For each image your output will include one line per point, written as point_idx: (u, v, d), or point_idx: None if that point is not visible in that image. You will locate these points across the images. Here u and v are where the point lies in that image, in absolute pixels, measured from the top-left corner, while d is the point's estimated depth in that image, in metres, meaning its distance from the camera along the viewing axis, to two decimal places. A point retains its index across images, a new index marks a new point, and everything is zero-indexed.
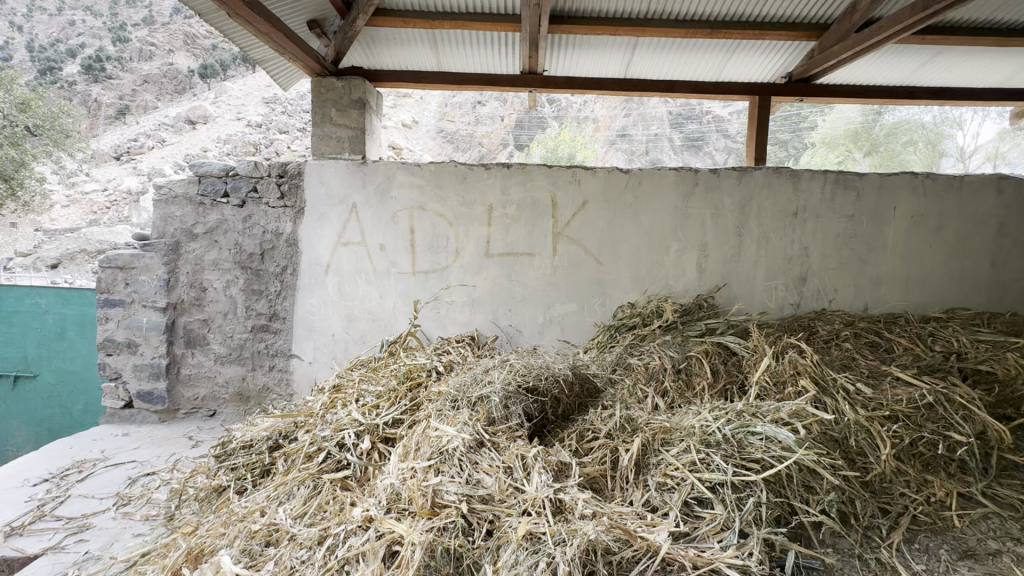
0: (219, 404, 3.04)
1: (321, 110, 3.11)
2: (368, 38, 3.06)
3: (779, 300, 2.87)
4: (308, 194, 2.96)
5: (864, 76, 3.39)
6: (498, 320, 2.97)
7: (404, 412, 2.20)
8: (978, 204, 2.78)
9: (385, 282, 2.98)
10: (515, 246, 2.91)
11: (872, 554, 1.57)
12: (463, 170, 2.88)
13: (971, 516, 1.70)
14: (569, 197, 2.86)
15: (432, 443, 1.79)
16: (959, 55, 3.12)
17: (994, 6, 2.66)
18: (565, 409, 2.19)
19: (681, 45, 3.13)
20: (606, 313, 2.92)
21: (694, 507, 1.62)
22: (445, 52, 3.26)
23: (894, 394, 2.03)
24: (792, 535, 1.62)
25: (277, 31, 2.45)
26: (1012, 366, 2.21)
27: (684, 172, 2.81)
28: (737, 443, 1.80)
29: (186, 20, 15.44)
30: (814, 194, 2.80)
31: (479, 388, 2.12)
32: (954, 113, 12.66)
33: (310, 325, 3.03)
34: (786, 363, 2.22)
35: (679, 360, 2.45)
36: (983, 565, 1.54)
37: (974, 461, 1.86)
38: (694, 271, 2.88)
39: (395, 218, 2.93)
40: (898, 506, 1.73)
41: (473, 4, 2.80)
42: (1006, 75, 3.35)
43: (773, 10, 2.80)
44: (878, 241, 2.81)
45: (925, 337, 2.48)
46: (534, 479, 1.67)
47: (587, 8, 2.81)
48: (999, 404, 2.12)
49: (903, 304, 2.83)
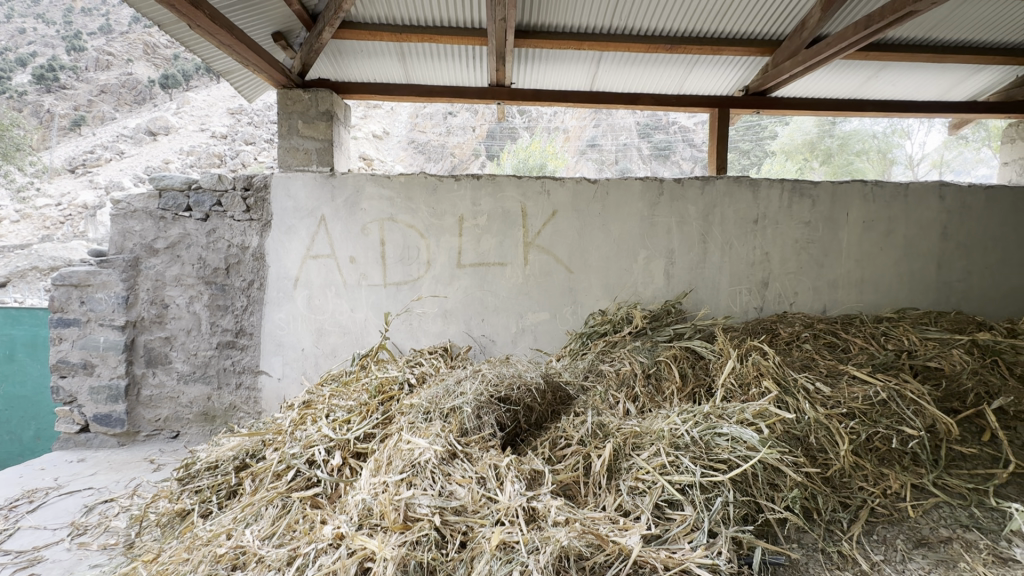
0: (183, 425, 2.95)
1: (287, 121, 3.07)
2: (335, 51, 3.05)
3: (743, 304, 2.97)
4: (275, 206, 2.91)
5: (815, 90, 3.55)
6: (471, 331, 2.97)
7: (376, 426, 2.17)
8: (923, 210, 2.94)
9: (355, 294, 2.95)
10: (486, 256, 2.93)
11: (835, 547, 1.64)
12: (433, 182, 2.88)
13: (924, 506, 1.78)
14: (539, 207, 2.90)
15: (404, 456, 1.78)
16: (901, 71, 3.32)
17: (928, 24, 2.86)
18: (538, 417, 2.20)
19: (643, 59, 3.23)
20: (578, 321, 2.96)
21: (664, 510, 1.65)
22: (413, 64, 3.27)
23: (851, 392, 2.12)
24: (759, 532, 1.67)
25: (240, 44, 2.43)
26: (957, 362, 2.33)
27: (649, 182, 2.90)
28: (705, 445, 1.85)
29: (146, 29, 14.99)
30: (773, 202, 2.92)
31: (452, 399, 2.11)
32: (901, 123, 13.31)
33: (278, 340, 2.96)
34: (750, 365, 2.29)
35: (649, 365, 2.50)
36: (936, 552, 1.61)
37: (925, 454, 1.95)
38: (662, 277, 2.96)
39: (365, 229, 2.91)
40: (857, 499, 1.80)
41: (440, 18, 2.84)
42: (944, 88, 3.55)
43: (728, 27, 2.94)
44: (834, 246, 2.95)
45: (878, 336, 2.60)
46: (507, 488, 1.67)
47: (552, 23, 2.89)
48: (947, 398, 2.21)
49: (859, 305, 2.97)
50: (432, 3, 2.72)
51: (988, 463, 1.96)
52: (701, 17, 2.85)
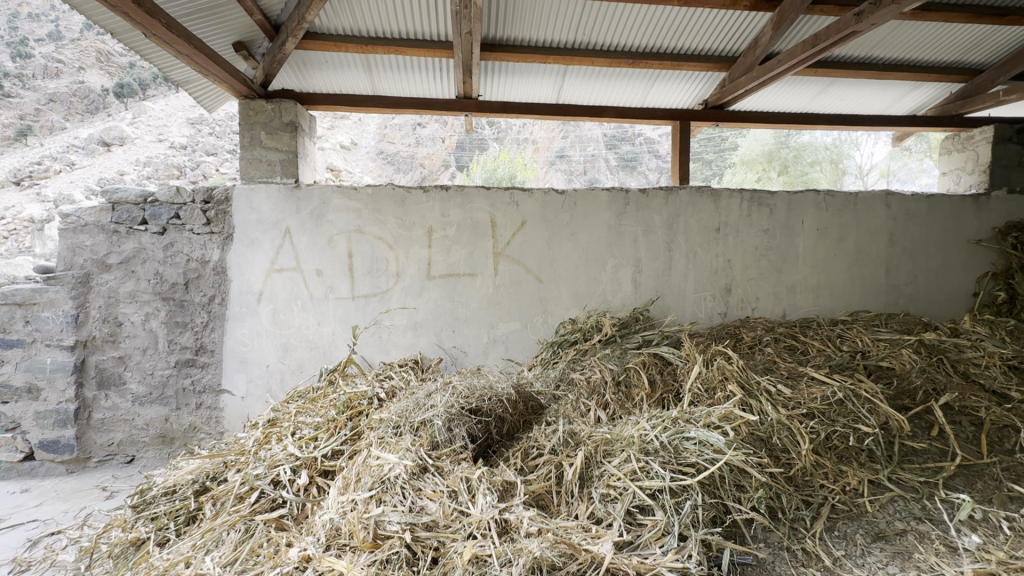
0: (139, 448, 2.81)
1: (250, 132, 3.00)
2: (298, 61, 3.01)
3: (707, 310, 3.05)
4: (237, 219, 2.83)
5: (770, 104, 3.72)
6: (442, 342, 2.95)
7: (344, 443, 2.12)
8: (871, 217, 3.11)
9: (323, 308, 2.89)
10: (456, 267, 2.92)
11: (799, 544, 1.68)
12: (402, 193, 2.87)
13: (880, 501, 1.85)
14: (508, 218, 2.92)
15: (373, 473, 1.74)
16: (847, 86, 3.51)
17: (871, 43, 3.05)
18: (509, 427, 2.19)
19: (607, 73, 3.31)
20: (549, 330, 2.98)
21: (636, 516, 1.67)
22: (379, 75, 3.26)
23: (810, 393, 2.21)
24: (727, 534, 1.71)
25: (199, 53, 2.37)
26: (907, 361, 2.45)
27: (615, 192, 2.96)
28: (674, 449, 1.88)
29: (98, 35, 14.36)
30: (733, 211, 3.03)
31: (422, 412, 2.09)
32: (851, 135, 13.93)
33: (241, 357, 2.87)
34: (715, 370, 2.36)
35: (619, 372, 2.53)
36: (892, 545, 1.68)
37: (880, 450, 2.03)
38: (630, 285, 3.01)
39: (332, 242, 2.87)
40: (819, 497, 1.86)
41: (406, 31, 2.85)
42: (886, 103, 3.77)
43: (687, 43, 3.06)
44: (791, 253, 3.07)
45: (834, 338, 2.72)
46: (479, 500, 1.66)
47: (518, 37, 2.95)
48: (898, 396, 2.30)
49: (816, 309, 3.10)
50: (398, 16, 2.73)
51: (937, 456, 2.04)
52: (660, 34, 2.96)
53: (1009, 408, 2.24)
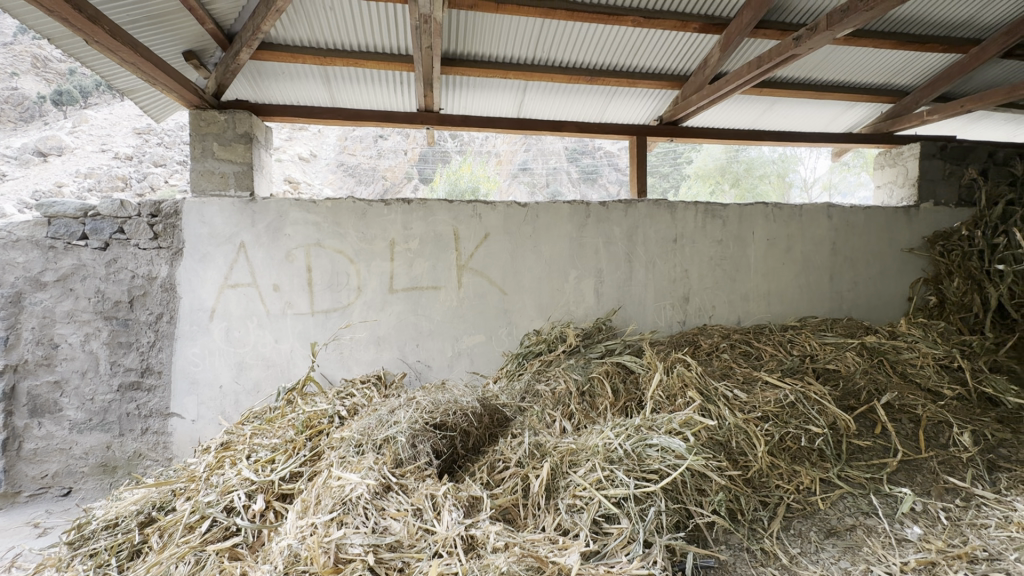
0: (77, 480, 2.63)
1: (201, 143, 2.89)
2: (254, 72, 2.94)
3: (667, 318, 3.14)
4: (188, 233, 2.71)
5: (720, 121, 3.89)
6: (405, 357, 2.90)
7: (303, 464, 2.04)
8: (816, 228, 3.29)
9: (280, 324, 2.79)
10: (419, 280, 2.89)
11: (758, 544, 1.74)
12: (363, 206, 2.82)
13: (831, 498, 1.93)
14: (470, 231, 2.92)
15: (334, 494, 1.70)
16: (789, 105, 3.73)
17: (810, 65, 3.26)
18: (475, 441, 2.17)
19: (566, 89, 3.39)
20: (514, 341, 2.99)
21: (602, 525, 1.68)
22: (338, 87, 3.23)
23: (764, 397, 2.30)
24: (690, 538, 1.75)
25: (148, 62, 2.28)
26: (851, 363, 2.60)
27: (576, 205, 3.02)
28: (637, 457, 1.92)
29: (33, 39, 13.39)
30: (688, 222, 3.14)
31: (385, 429, 2.04)
32: (795, 151, 14.75)
33: (192, 378, 2.73)
34: (675, 377, 2.43)
35: (583, 382, 2.56)
36: (844, 540, 1.76)
37: (830, 449, 2.12)
38: (593, 296, 3.07)
39: (290, 256, 2.78)
40: (775, 497, 1.93)
41: (366, 44, 2.84)
42: (826, 121, 4.02)
43: (642, 62, 3.18)
44: (743, 262, 3.21)
45: (785, 343, 2.86)
46: (444, 518, 1.63)
47: (478, 52, 2.99)
48: (845, 397, 2.42)
49: (768, 315, 3.25)
50: (358, 29, 2.72)
51: (881, 453, 2.14)
52: (616, 52, 3.07)
53: (942, 405, 2.39)
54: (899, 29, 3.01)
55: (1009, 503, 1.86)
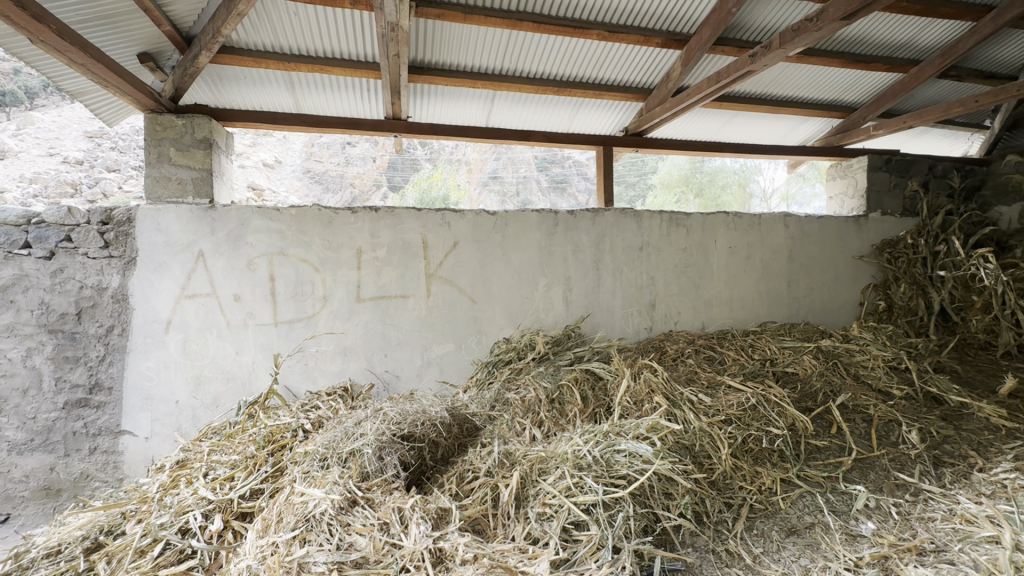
0: (16, 505, 2.46)
1: (157, 148, 2.79)
2: (214, 76, 2.86)
3: (634, 325, 3.20)
4: (141, 241, 2.59)
5: (683, 132, 4.01)
6: (373, 367, 2.85)
7: (264, 480, 1.97)
8: (774, 236, 3.42)
9: (241, 336, 2.70)
10: (387, 289, 2.85)
11: (723, 545, 1.78)
12: (328, 214, 2.77)
13: (792, 498, 1.99)
14: (439, 239, 2.91)
15: (296, 511, 1.65)
16: (747, 118, 3.88)
17: (766, 81, 3.41)
18: (444, 452, 2.14)
19: (534, 99, 3.43)
20: (483, 350, 2.98)
21: (571, 532, 1.68)
22: (303, 93, 3.17)
23: (728, 400, 2.36)
24: (658, 541, 1.78)
25: (98, 64, 2.18)
26: (808, 366, 2.71)
27: (545, 213, 3.05)
28: (606, 463, 1.93)
29: None
30: (654, 231, 3.22)
31: (351, 442, 2.00)
32: (755, 162, 15.31)
33: (145, 393, 2.60)
34: (642, 383, 2.46)
35: (552, 390, 2.56)
36: (803, 538, 1.82)
37: (789, 450, 2.20)
38: (562, 304, 3.09)
39: (252, 265, 2.70)
40: (738, 498, 1.98)
41: (332, 50, 2.81)
42: (782, 134, 4.19)
43: (607, 74, 3.25)
44: (707, 269, 3.30)
45: (747, 347, 2.95)
46: (412, 531, 1.60)
47: (446, 61, 2.99)
48: (802, 399, 2.51)
49: (730, 321, 3.35)
50: (324, 35, 2.68)
51: (837, 452, 2.23)
52: (582, 64, 3.13)
53: (892, 404, 2.50)
54: (846, 49, 3.20)
55: (953, 496, 1.95)
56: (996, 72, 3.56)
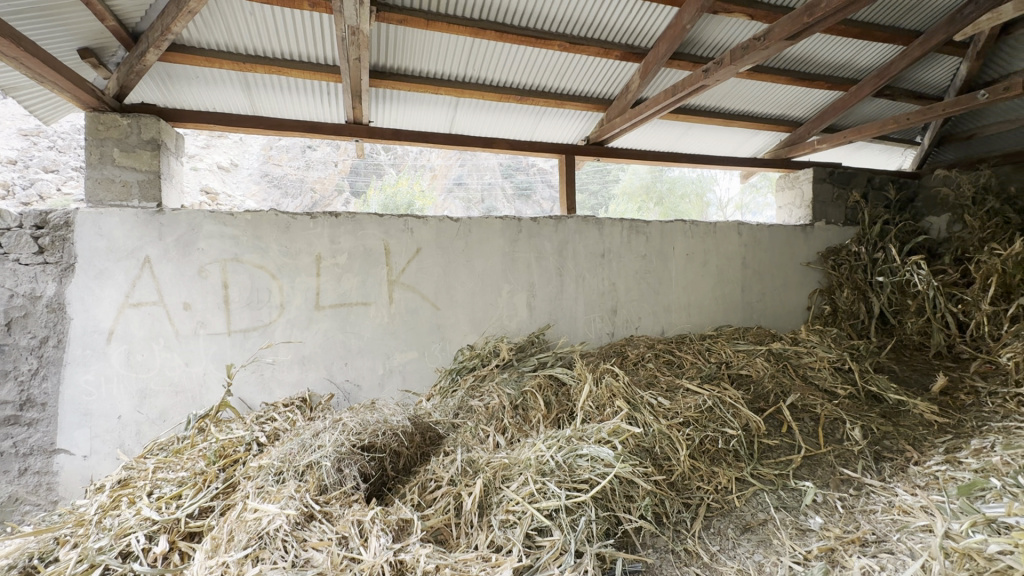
0: None
1: (99, 149, 2.64)
2: (162, 74, 2.74)
3: (597, 330, 3.25)
4: (81, 247, 2.44)
5: (642, 143, 4.12)
6: (333, 377, 2.78)
7: (214, 498, 1.88)
8: (728, 244, 3.56)
9: (191, 346, 2.58)
10: (348, 296, 2.79)
11: (682, 545, 1.82)
12: (286, 219, 2.69)
13: (747, 496, 2.07)
14: (402, 245, 2.87)
15: (249, 528, 1.58)
16: (702, 130, 4.03)
17: (719, 95, 3.56)
18: (406, 461, 2.11)
19: (497, 107, 3.46)
20: (447, 357, 2.96)
21: (534, 538, 1.69)
22: (259, 94, 3.08)
23: (686, 403, 2.43)
24: (619, 544, 1.80)
25: (32, 58, 2.05)
26: (760, 368, 2.83)
27: (508, 221, 3.06)
28: (569, 468, 1.95)
29: None
30: (615, 238, 3.29)
31: (308, 454, 1.94)
32: (711, 173, 15.91)
33: (84, 408, 2.44)
34: (604, 388, 2.50)
35: (516, 397, 2.57)
36: (757, 534, 1.88)
37: (743, 449, 2.28)
38: (525, 310, 3.11)
39: (203, 272, 2.58)
40: (696, 498, 2.03)
41: (290, 51, 2.75)
42: (734, 146, 4.37)
43: (569, 85, 3.31)
44: (666, 275, 3.40)
45: (704, 351, 3.05)
46: (372, 544, 1.56)
47: (408, 67, 2.98)
48: (756, 400, 2.61)
49: (688, 326, 3.46)
50: (281, 36, 2.62)
51: (787, 450, 2.33)
52: (544, 73, 3.19)
53: (837, 403, 2.64)
54: (791, 67, 3.39)
55: (892, 488, 2.06)
56: (923, 92, 3.83)
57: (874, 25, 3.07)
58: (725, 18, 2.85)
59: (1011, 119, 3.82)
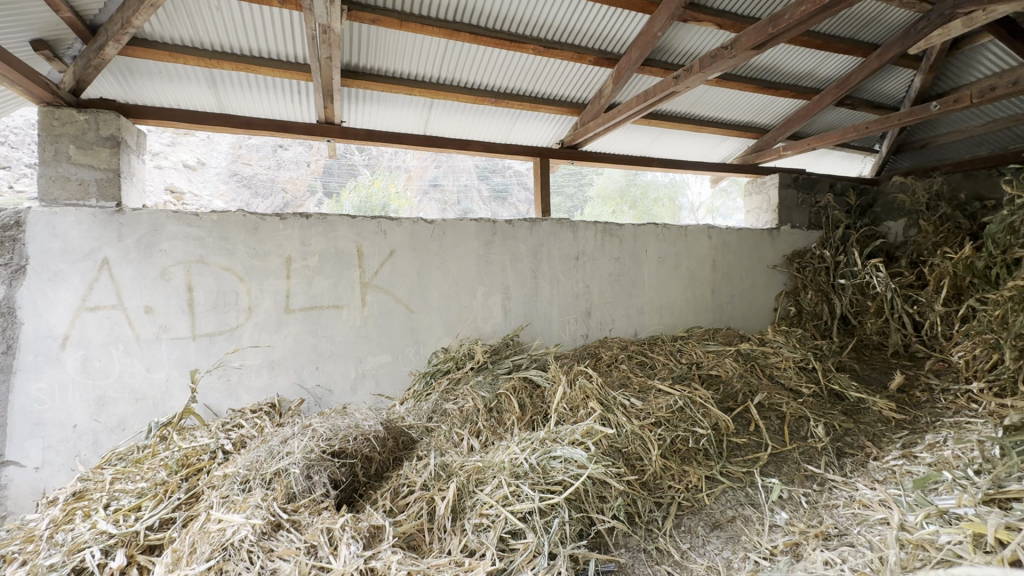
0: None
1: (54, 145, 2.51)
2: (123, 69, 2.63)
3: (571, 332, 3.28)
4: (33, 248, 2.32)
5: (614, 147, 4.18)
6: (303, 381, 2.72)
7: (176, 509, 1.81)
8: (699, 247, 3.65)
9: (153, 351, 2.48)
10: (319, 299, 2.74)
11: (653, 544, 1.85)
12: (254, 220, 2.62)
13: (716, 493, 2.11)
14: (375, 247, 2.83)
15: (212, 539, 1.53)
16: (673, 136, 4.12)
17: (689, 102, 3.64)
18: (378, 467, 2.08)
19: (472, 109, 3.45)
20: (421, 360, 2.93)
21: (508, 541, 1.68)
22: (227, 92, 2.99)
23: (657, 403, 2.47)
24: (593, 545, 1.82)
25: None
26: (729, 368, 2.89)
27: (483, 223, 3.06)
28: (542, 470, 1.96)
29: None
30: (589, 241, 3.32)
31: (276, 462, 1.89)
32: (683, 177, 16.26)
33: (36, 418, 2.32)
34: (578, 390, 2.52)
35: (490, 399, 2.56)
36: (726, 531, 1.92)
37: (713, 448, 2.33)
38: (500, 312, 3.11)
39: (166, 274, 2.49)
40: (668, 497, 2.07)
41: (259, 48, 2.69)
42: (703, 153, 4.48)
43: (543, 88, 3.34)
44: (639, 278, 3.46)
45: (675, 352, 3.11)
46: (342, 552, 1.53)
47: (382, 67, 2.95)
48: (725, 399, 2.67)
49: (661, 327, 3.52)
50: (249, 32, 2.56)
51: (755, 448, 2.39)
52: (518, 76, 3.20)
53: (801, 401, 2.73)
54: (757, 76, 3.49)
55: (853, 483, 2.14)
56: (880, 102, 4.01)
57: (835, 37, 3.20)
58: (694, 27, 2.93)
59: (961, 129, 4.02)
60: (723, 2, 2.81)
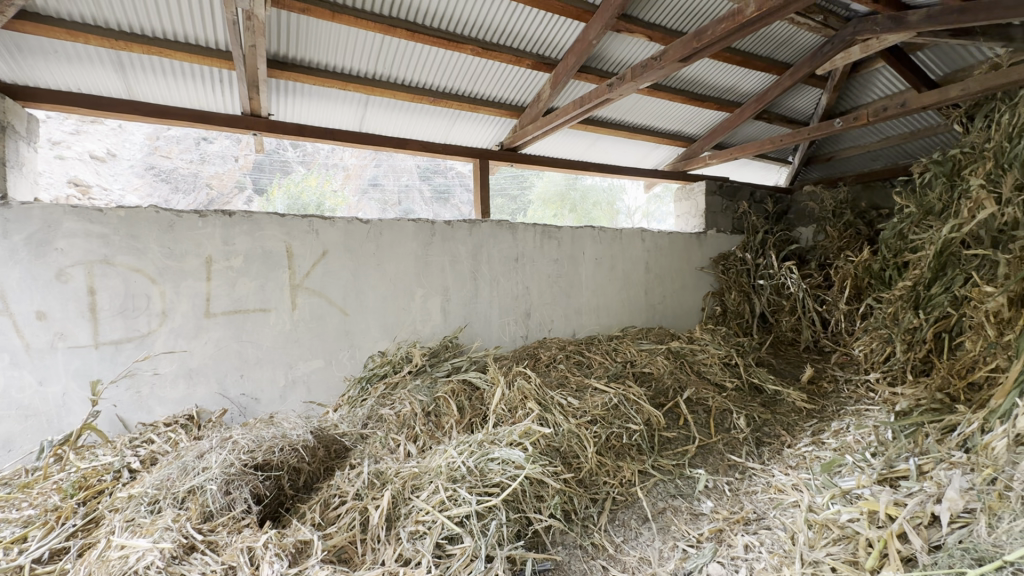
0: None
1: None
2: (10, 49, 2.34)
3: (511, 333, 3.29)
4: None
5: (553, 151, 4.24)
6: (226, 391, 2.54)
7: (72, 537, 1.63)
8: (634, 249, 3.78)
9: (46, 361, 2.22)
10: (243, 302, 2.57)
11: (589, 539, 1.89)
12: (169, 217, 2.42)
13: (648, 486, 2.20)
14: (306, 247, 2.70)
15: (111, 568, 1.38)
16: (610, 142, 4.25)
17: (624, 109, 3.78)
18: (306, 478, 1.98)
19: (409, 108, 3.38)
20: (356, 365, 2.83)
21: (445, 547, 1.66)
22: (137, 78, 2.74)
23: (594, 401, 2.53)
24: (530, 545, 1.82)
25: None
26: (660, 366, 3.02)
27: (421, 223, 3.00)
28: (480, 472, 1.95)
29: None
30: (529, 242, 3.35)
31: (190, 479, 1.74)
32: (620, 183, 16.85)
33: None
34: (516, 390, 2.54)
35: (428, 403, 2.51)
36: (657, 523, 2.00)
37: (645, 443, 2.42)
38: (439, 314, 3.07)
39: (63, 276, 2.24)
40: (603, 493, 2.12)
41: (174, 31, 2.49)
42: (637, 159, 4.65)
43: (482, 90, 3.33)
44: (577, 279, 3.53)
45: (611, 351, 3.20)
46: (264, 571, 1.44)
47: (312, 59, 2.81)
48: (657, 396, 2.78)
49: (597, 327, 3.62)
50: (162, 13, 2.36)
51: (684, 441, 2.51)
52: (457, 76, 3.17)
53: (725, 395, 2.89)
54: (686, 87, 3.68)
55: (769, 470, 2.30)
56: (793, 117, 4.35)
57: (754, 55, 3.43)
58: (627, 37, 3.04)
59: (860, 144, 4.44)
60: (654, 15, 2.93)
